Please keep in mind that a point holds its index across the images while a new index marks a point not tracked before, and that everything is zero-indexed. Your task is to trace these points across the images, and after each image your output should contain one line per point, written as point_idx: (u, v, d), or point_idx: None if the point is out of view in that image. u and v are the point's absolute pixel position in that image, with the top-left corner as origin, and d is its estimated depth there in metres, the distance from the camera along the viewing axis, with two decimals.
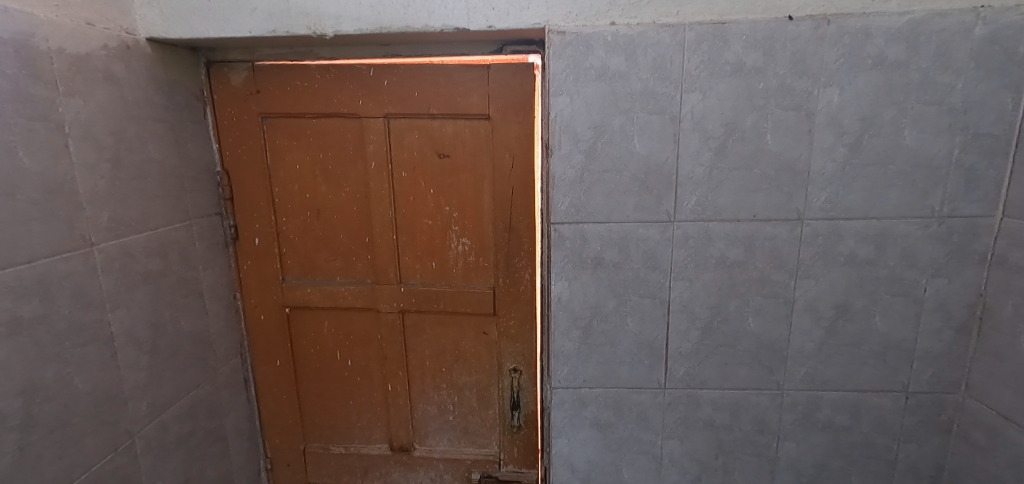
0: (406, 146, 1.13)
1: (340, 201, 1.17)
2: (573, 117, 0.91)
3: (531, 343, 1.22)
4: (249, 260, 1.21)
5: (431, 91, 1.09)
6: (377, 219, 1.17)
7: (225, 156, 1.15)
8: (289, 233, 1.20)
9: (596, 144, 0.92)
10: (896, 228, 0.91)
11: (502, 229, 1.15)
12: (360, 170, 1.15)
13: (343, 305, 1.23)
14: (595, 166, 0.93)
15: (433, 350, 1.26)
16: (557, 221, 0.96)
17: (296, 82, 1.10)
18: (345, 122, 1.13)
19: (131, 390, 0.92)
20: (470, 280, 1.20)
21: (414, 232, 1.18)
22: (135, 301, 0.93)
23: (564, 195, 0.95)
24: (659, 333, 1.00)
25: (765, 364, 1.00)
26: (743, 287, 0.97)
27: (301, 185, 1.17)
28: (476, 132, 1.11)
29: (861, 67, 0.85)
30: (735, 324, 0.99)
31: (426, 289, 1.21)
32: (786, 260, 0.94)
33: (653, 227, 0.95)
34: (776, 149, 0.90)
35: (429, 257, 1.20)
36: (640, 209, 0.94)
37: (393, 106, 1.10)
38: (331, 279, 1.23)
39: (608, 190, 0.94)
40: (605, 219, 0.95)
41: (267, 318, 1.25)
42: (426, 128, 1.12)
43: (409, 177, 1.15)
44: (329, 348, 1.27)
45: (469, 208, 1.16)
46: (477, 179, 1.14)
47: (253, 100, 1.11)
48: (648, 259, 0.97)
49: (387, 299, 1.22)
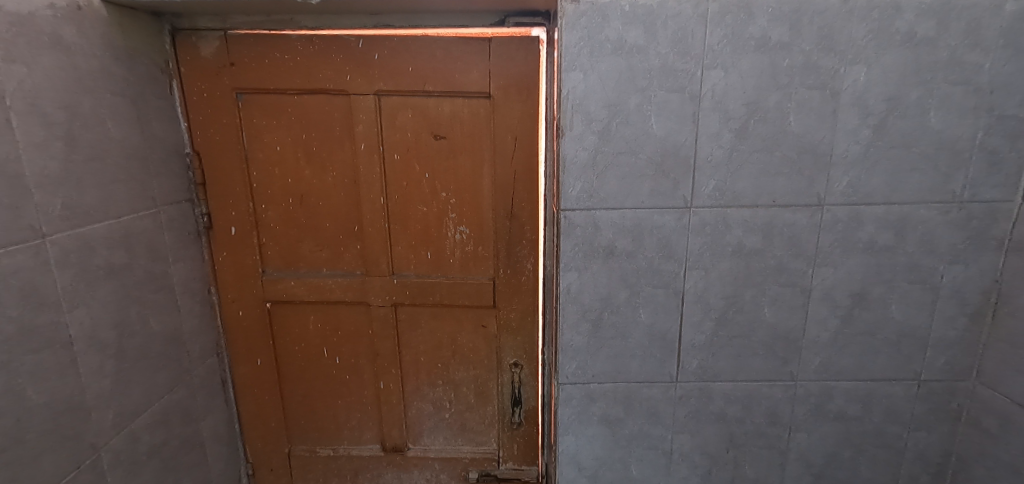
0: (398, 126, 1.04)
1: (326, 187, 1.08)
2: (587, 96, 0.84)
3: (532, 336, 1.16)
4: (225, 251, 1.10)
5: (427, 67, 1.00)
6: (368, 206, 1.09)
7: (195, 136, 1.03)
8: (269, 221, 1.10)
9: (610, 124, 0.86)
10: (916, 214, 0.88)
11: (503, 217, 1.08)
12: (348, 153, 1.06)
13: (330, 299, 1.14)
14: (607, 149, 0.87)
15: (428, 344, 1.18)
16: (566, 208, 0.89)
17: (274, 54, 0.99)
18: (331, 100, 1.03)
19: (95, 399, 0.82)
20: (468, 271, 1.13)
21: (407, 220, 1.10)
22: (96, 299, 0.82)
23: (575, 179, 0.88)
24: (672, 325, 0.96)
25: (780, 354, 0.97)
26: (760, 276, 0.93)
27: (282, 169, 1.07)
28: (475, 112, 1.03)
29: (889, 44, 0.81)
30: (750, 314, 0.95)
31: (421, 280, 1.13)
32: (805, 248, 0.91)
33: (669, 214, 0.90)
34: (798, 130, 0.85)
35: (425, 246, 1.12)
36: (655, 195, 0.89)
37: (384, 82, 1.01)
38: (317, 271, 1.13)
39: (621, 174, 0.88)
40: (618, 204, 0.89)
41: (245, 314, 1.15)
42: (420, 107, 1.03)
43: (403, 160, 1.06)
44: (316, 345, 1.19)
45: (467, 193, 1.08)
46: (477, 163, 1.06)
47: (226, 74, 1.00)
48: (663, 248, 0.92)
49: (379, 292, 1.14)
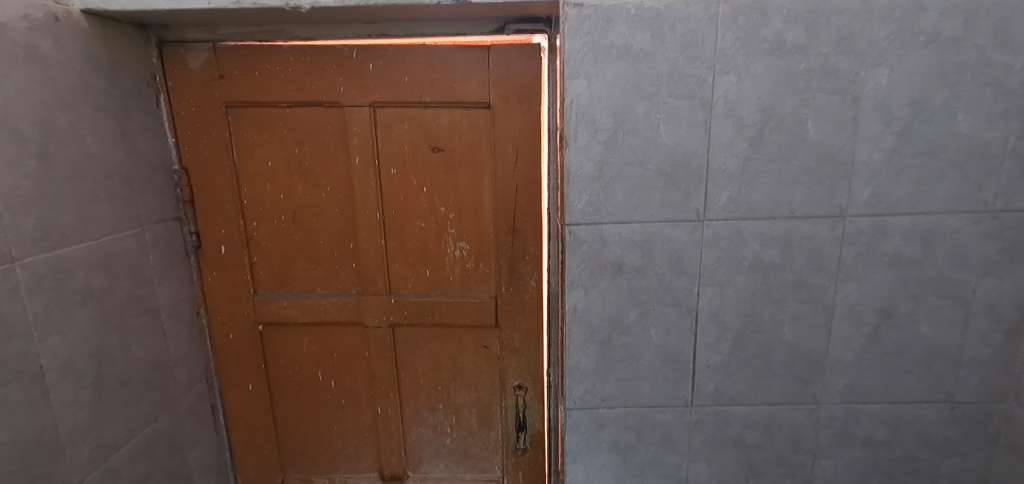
0: (395, 139, 1.00)
1: (320, 204, 1.04)
2: (592, 104, 0.80)
3: (537, 356, 1.10)
4: (214, 271, 1.05)
5: (424, 77, 0.96)
6: (363, 222, 1.04)
7: (183, 152, 0.99)
8: (261, 239, 1.05)
9: (617, 134, 0.81)
10: (944, 224, 0.83)
11: (505, 231, 1.03)
12: (342, 168, 1.01)
13: (325, 320, 1.09)
14: (614, 160, 0.82)
15: (428, 366, 1.13)
16: (571, 222, 0.84)
17: (265, 66, 0.95)
18: (325, 112, 0.99)
19: (70, 433, 0.77)
20: (469, 289, 1.08)
21: (405, 236, 1.06)
22: (72, 326, 0.77)
23: (580, 192, 0.83)
24: (685, 345, 0.90)
25: (802, 376, 0.90)
26: (780, 293, 0.87)
27: (274, 185, 1.03)
28: (474, 123, 0.99)
29: (912, 45, 0.76)
30: (769, 333, 0.89)
31: (419, 299, 1.08)
32: (826, 262, 0.85)
33: (681, 228, 0.85)
34: (817, 138, 0.80)
35: (423, 264, 1.07)
36: (666, 207, 0.84)
37: (379, 93, 0.97)
38: (310, 291, 1.08)
39: (629, 186, 0.83)
40: (626, 218, 0.84)
41: (236, 336, 1.09)
42: (417, 119, 0.99)
43: (399, 174, 1.02)
44: (310, 368, 1.13)
45: (467, 208, 1.03)
46: (477, 176, 1.02)
47: (215, 87, 0.96)
48: (674, 263, 0.86)
49: (375, 312, 1.08)
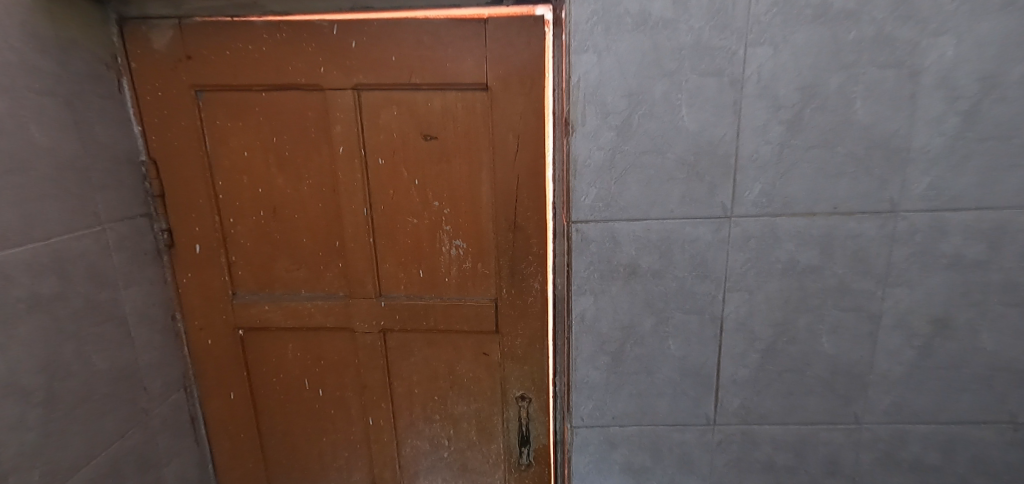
0: (382, 126, 0.90)
1: (302, 198, 0.94)
2: (602, 83, 0.69)
3: (541, 365, 1.01)
4: (189, 272, 0.97)
5: (414, 56, 0.85)
6: (349, 219, 0.94)
7: (151, 142, 0.90)
8: (239, 237, 0.96)
9: (631, 117, 0.70)
10: (1016, 221, 0.71)
11: (505, 229, 0.93)
12: (325, 158, 0.92)
13: (310, 325, 1.00)
14: (628, 148, 0.72)
15: (423, 375, 1.04)
16: (578, 220, 0.74)
17: (236, 45, 0.86)
18: (304, 97, 0.89)
19: (16, 458, 0.69)
20: (466, 292, 0.98)
21: (396, 234, 0.96)
22: (17, 338, 0.69)
23: (588, 184, 0.73)
24: (708, 357, 0.80)
25: (841, 393, 0.80)
26: (817, 299, 0.76)
27: (251, 178, 0.93)
28: (470, 107, 0.88)
29: (985, 9, 0.64)
30: (804, 345, 0.78)
31: (412, 303, 0.99)
32: (873, 264, 0.74)
33: (704, 226, 0.74)
34: (866, 120, 0.69)
35: (416, 264, 0.98)
36: (687, 202, 0.73)
37: (364, 74, 0.86)
38: (294, 293, 0.99)
39: (645, 178, 0.73)
40: (641, 215, 0.74)
41: (215, 342, 1.01)
42: (407, 104, 0.89)
43: (388, 165, 0.92)
44: (296, 376, 1.04)
45: (464, 202, 0.93)
46: (474, 167, 0.91)
47: (182, 69, 0.87)
48: (696, 266, 0.76)
49: (364, 316, 0.99)
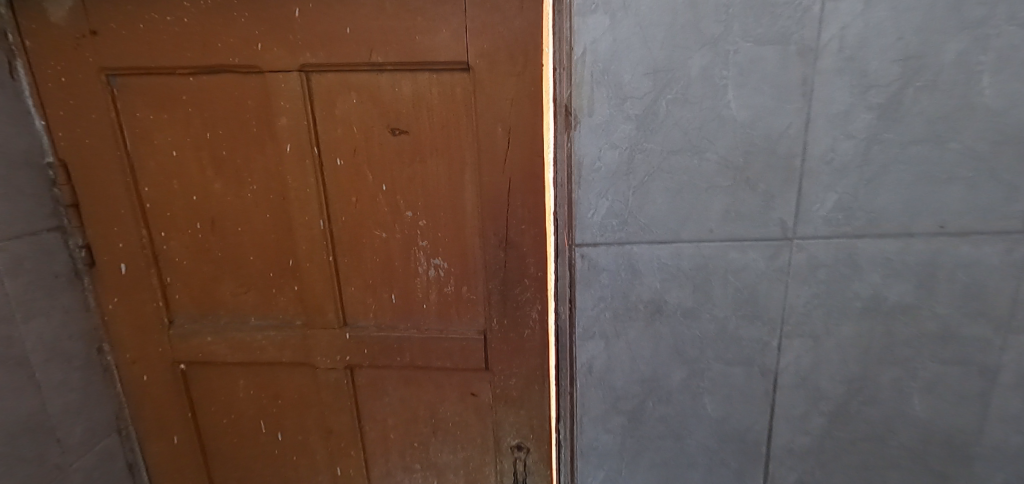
0: (339, 117, 0.72)
1: (246, 208, 0.77)
2: (617, 56, 0.50)
3: (541, 410, 0.83)
4: (116, 296, 0.80)
5: (375, 28, 0.67)
6: (303, 232, 0.76)
7: (59, 140, 0.73)
8: (173, 255, 0.79)
9: (657, 104, 0.51)
10: None
11: (495, 246, 0.74)
12: (271, 159, 0.74)
13: (262, 360, 0.83)
14: (652, 146, 0.53)
15: (399, 418, 0.86)
16: (582, 240, 0.56)
17: (153, 16, 0.68)
18: (241, 82, 0.71)
19: None
20: (449, 321, 0.80)
21: (361, 251, 0.78)
22: None
23: (597, 195, 0.55)
24: (756, 421, 0.61)
25: (934, 468, 0.60)
26: (909, 349, 0.56)
27: (183, 183, 0.76)
28: (448, 93, 0.69)
29: None
30: (888, 407, 0.59)
31: (383, 334, 0.81)
32: (990, 303, 0.54)
33: (755, 250, 0.55)
34: (994, 103, 0.49)
35: (387, 287, 0.80)
36: (732, 219, 0.54)
37: (312, 51, 0.68)
38: (241, 322, 0.82)
39: (674, 186, 0.54)
40: (668, 235, 0.55)
41: (152, 378, 0.85)
42: (368, 89, 0.70)
43: (349, 167, 0.74)
44: (249, 418, 0.88)
45: (443, 212, 0.75)
46: (455, 169, 0.73)
47: (89, 48, 0.69)
48: (743, 303, 0.57)
49: (326, 350, 0.82)
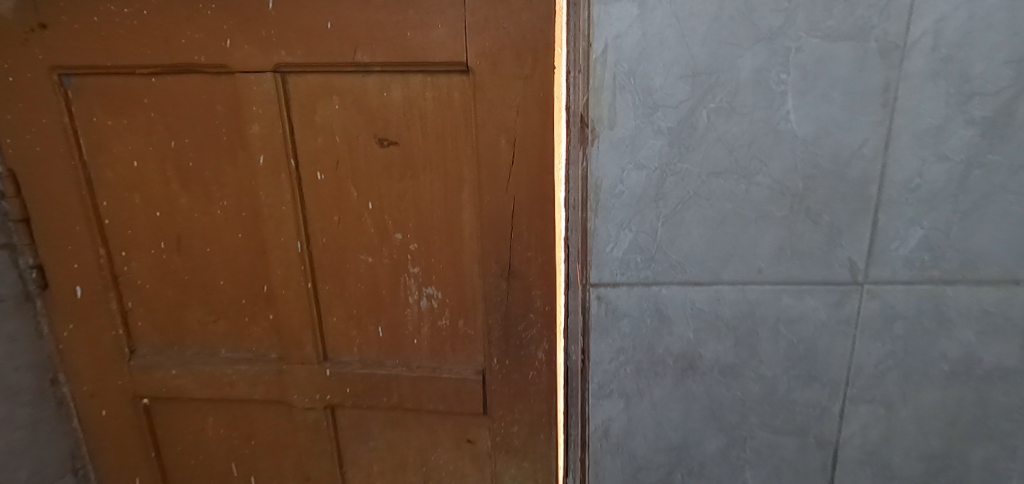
0: (319, 125, 0.62)
1: (214, 227, 0.68)
2: (646, 54, 0.40)
3: (547, 461, 0.72)
4: (72, 322, 0.72)
5: (359, 22, 0.57)
6: (278, 255, 0.67)
7: (7, 147, 0.65)
8: (135, 277, 0.71)
9: (696, 114, 0.41)
10: None
11: (496, 275, 0.64)
12: (243, 172, 0.65)
13: (233, 396, 0.74)
14: (688, 168, 0.42)
15: (385, 465, 0.76)
16: (599, 279, 0.46)
17: (108, 8, 0.59)
18: (208, 84, 0.62)
19: None
20: (443, 359, 0.70)
21: (343, 277, 0.68)
22: None
23: (617, 225, 0.45)
24: None
25: None
26: (1005, 421, 0.46)
27: (145, 198, 0.67)
28: (444, 100, 0.60)
29: None
30: None
31: (368, 371, 0.71)
32: None
33: (815, 296, 0.44)
34: None
35: (372, 318, 0.70)
36: (785, 257, 0.44)
37: (288, 49, 0.59)
38: (210, 354, 0.73)
39: (715, 216, 0.43)
40: (705, 275, 0.45)
41: (111, 413, 0.76)
42: (353, 93, 0.61)
43: (330, 181, 0.64)
44: (219, 459, 0.78)
45: (437, 236, 0.65)
46: (451, 186, 0.63)
47: (38, 45, 0.61)
48: (798, 361, 0.46)
49: (303, 388, 0.72)
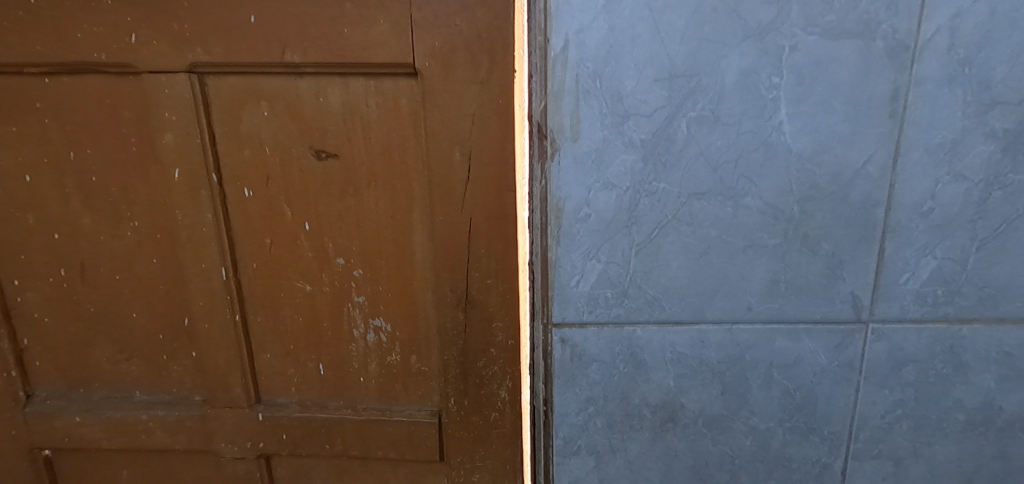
0: (245, 134, 0.54)
1: (125, 251, 0.58)
2: (615, 53, 0.33)
3: None
4: None
5: (288, 15, 0.49)
6: (200, 283, 0.58)
7: None
8: (31, 310, 0.61)
9: (674, 124, 0.34)
10: None
11: (451, 306, 0.57)
12: (156, 188, 0.56)
13: (151, 446, 0.64)
14: (666, 187, 0.36)
15: None
16: (563, 319, 0.39)
17: None
18: (112, 85, 0.53)
19: None
20: (393, 400, 0.62)
21: (277, 307, 0.59)
22: None
23: (583, 255, 0.38)
24: None
25: None
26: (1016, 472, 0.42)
27: (41, 218, 0.58)
28: (390, 107, 0.52)
29: None
30: None
31: (307, 416, 0.62)
32: None
33: (815, 337, 0.39)
34: None
35: (312, 354, 0.61)
36: (775, 290, 0.38)
37: (206, 46, 0.50)
38: (122, 398, 0.63)
39: (696, 243, 0.37)
40: (685, 312, 0.39)
41: (4, 468, 0.65)
42: (283, 97, 0.52)
43: (259, 199, 0.56)
44: None
45: (385, 261, 0.57)
46: (400, 206, 0.55)
47: None
48: (795, 413, 0.41)
49: (232, 435, 0.63)
